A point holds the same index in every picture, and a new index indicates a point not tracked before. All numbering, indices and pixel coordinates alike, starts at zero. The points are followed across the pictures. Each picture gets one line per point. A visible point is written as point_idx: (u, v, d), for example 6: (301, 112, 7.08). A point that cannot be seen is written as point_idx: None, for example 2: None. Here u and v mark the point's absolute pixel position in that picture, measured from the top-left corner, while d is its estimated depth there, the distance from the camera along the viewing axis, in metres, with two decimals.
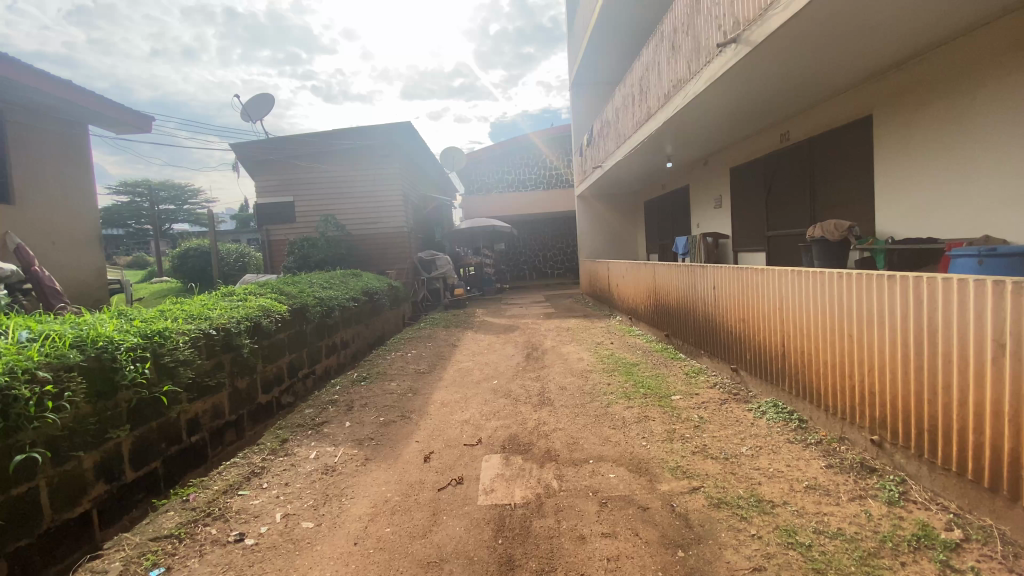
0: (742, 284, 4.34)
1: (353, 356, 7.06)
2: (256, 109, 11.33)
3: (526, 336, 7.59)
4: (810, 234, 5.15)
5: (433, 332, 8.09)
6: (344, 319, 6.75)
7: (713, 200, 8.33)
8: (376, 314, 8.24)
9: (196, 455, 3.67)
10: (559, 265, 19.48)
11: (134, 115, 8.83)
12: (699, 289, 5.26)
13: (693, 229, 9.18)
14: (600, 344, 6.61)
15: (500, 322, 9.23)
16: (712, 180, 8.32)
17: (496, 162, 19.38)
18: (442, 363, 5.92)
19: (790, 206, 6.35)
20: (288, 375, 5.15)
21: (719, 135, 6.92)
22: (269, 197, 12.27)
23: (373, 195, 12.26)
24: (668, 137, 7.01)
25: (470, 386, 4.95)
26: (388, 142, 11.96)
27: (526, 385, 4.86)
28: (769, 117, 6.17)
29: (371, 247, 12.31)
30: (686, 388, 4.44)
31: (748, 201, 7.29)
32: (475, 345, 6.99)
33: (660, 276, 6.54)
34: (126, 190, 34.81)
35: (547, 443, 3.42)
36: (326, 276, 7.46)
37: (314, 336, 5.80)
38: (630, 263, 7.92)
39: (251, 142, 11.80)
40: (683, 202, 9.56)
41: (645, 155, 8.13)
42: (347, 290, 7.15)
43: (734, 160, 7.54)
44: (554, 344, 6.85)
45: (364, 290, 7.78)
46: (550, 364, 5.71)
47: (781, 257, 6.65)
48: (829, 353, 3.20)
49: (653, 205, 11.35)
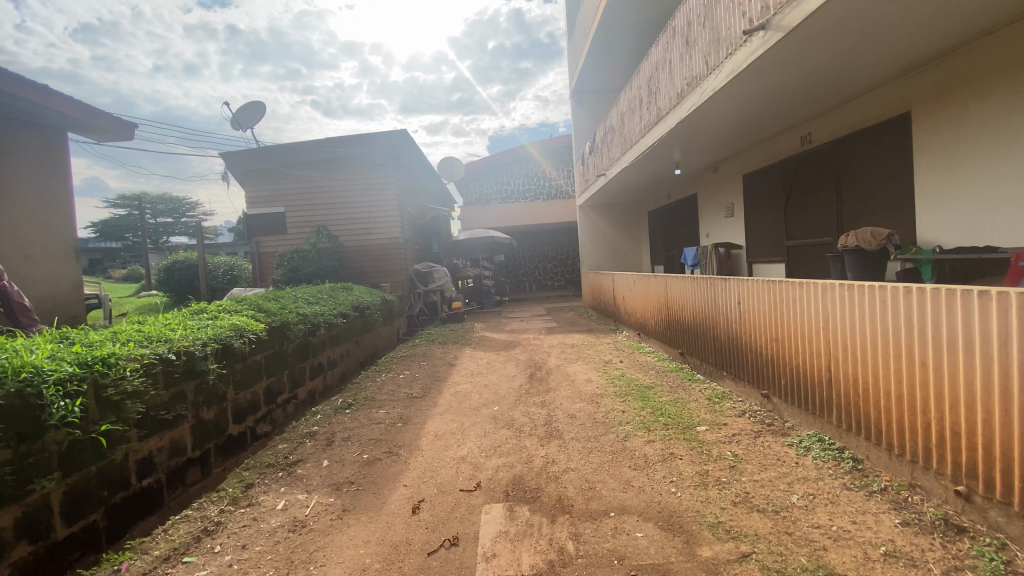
0: (773, 298, 3.85)
1: (341, 376, 6.55)
2: (246, 117, 10.93)
3: (527, 353, 7.08)
4: (841, 244, 4.70)
5: (428, 350, 7.57)
6: (331, 336, 6.25)
7: (724, 208, 7.88)
8: (367, 331, 7.73)
9: (150, 502, 3.14)
10: (560, 277, 19.02)
11: (117, 122, 8.40)
12: (720, 303, 4.77)
13: (703, 239, 8.72)
14: (608, 363, 6.11)
15: (500, 338, 8.71)
16: (723, 187, 7.88)
17: (496, 173, 19.05)
18: (437, 386, 5.41)
19: (813, 214, 5.91)
20: (264, 402, 4.62)
21: (734, 137, 6.48)
22: (259, 208, 11.83)
23: (368, 206, 11.83)
24: (679, 140, 6.57)
25: (467, 414, 4.44)
26: (383, 151, 11.55)
27: (529, 412, 4.35)
28: (790, 117, 5.73)
29: (365, 259, 11.84)
30: (711, 417, 3.94)
31: (764, 209, 6.85)
32: (473, 365, 6.47)
33: (672, 290, 6.03)
34: (123, 203, 34.38)
35: (558, 489, 2.91)
36: (313, 290, 6.97)
37: (296, 357, 5.28)
38: (638, 276, 7.44)
39: (242, 151, 11.40)
40: (691, 211, 9.13)
41: (653, 161, 7.69)
42: (334, 305, 6.65)
43: (748, 166, 7.10)
44: (559, 362, 6.35)
45: (354, 305, 7.28)
46: (556, 385, 5.20)
47: (803, 269, 6.18)
48: (892, 382, 2.71)
49: (658, 215, 10.90)
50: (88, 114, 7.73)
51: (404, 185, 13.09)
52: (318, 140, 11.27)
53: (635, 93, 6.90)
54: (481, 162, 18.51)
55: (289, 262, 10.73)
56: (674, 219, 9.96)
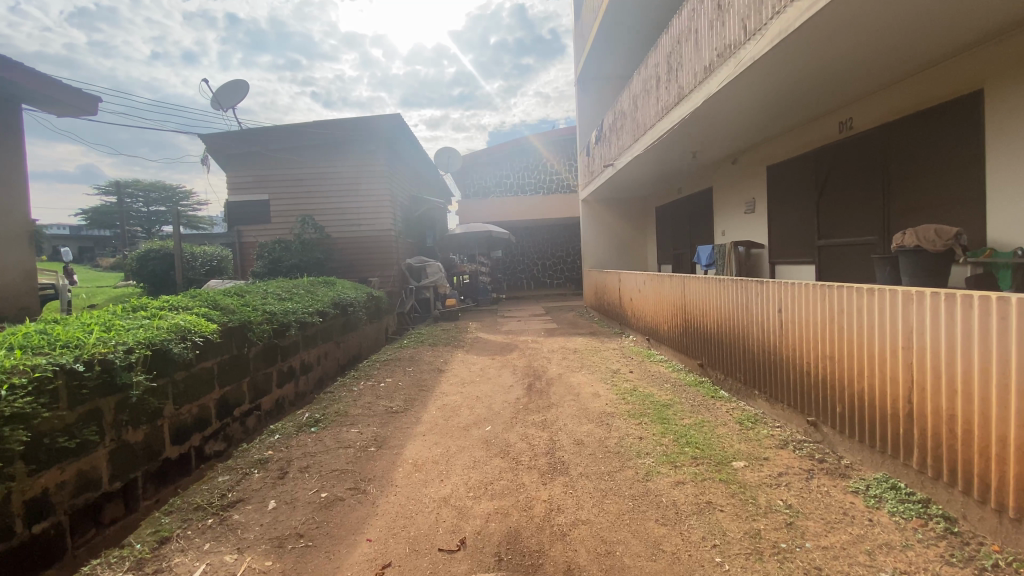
0: (827, 305, 3.17)
1: (317, 381, 5.87)
2: (227, 97, 10.17)
3: (524, 359, 6.39)
4: (896, 243, 4.05)
5: (416, 352, 6.87)
6: (305, 338, 5.56)
7: (744, 203, 7.21)
8: (349, 330, 7.04)
9: (46, 553, 2.46)
10: (560, 275, 18.34)
11: (81, 97, 7.66)
12: (753, 310, 4.09)
13: (717, 236, 8.05)
14: (616, 373, 5.43)
15: (495, 340, 8.02)
16: (743, 180, 7.20)
17: (495, 166, 18.34)
18: (422, 397, 4.72)
19: (851, 210, 5.25)
20: (215, 417, 3.94)
21: (762, 122, 5.81)
22: (242, 195, 11.08)
23: (358, 195, 11.11)
24: (700, 125, 5.90)
25: (455, 436, 3.75)
26: (376, 137, 10.83)
27: (528, 436, 3.66)
28: (830, 98, 5.06)
29: (353, 252, 11.12)
30: (747, 450, 3.29)
31: (791, 204, 6.19)
32: (465, 372, 5.78)
33: (692, 293, 5.35)
34: (112, 192, 33.40)
35: (567, 553, 2.22)
36: (288, 285, 6.27)
37: (259, 362, 4.59)
38: (648, 275, 6.75)
39: (223, 133, 10.61)
40: (705, 207, 8.45)
41: (668, 151, 7.00)
42: (311, 303, 5.95)
43: (774, 157, 6.42)
44: (561, 371, 5.67)
45: (335, 302, 6.55)
46: (559, 400, 4.52)
47: (837, 271, 5.51)
48: (1006, 425, 2.04)
49: (666, 210, 10.23)
50: (38, 82, 6.89)
51: (398, 175, 12.36)
52: (306, 124, 10.52)
53: (652, 72, 6.22)
54: (479, 154, 17.75)
55: (270, 252, 9.99)
56: (685, 215, 9.29)
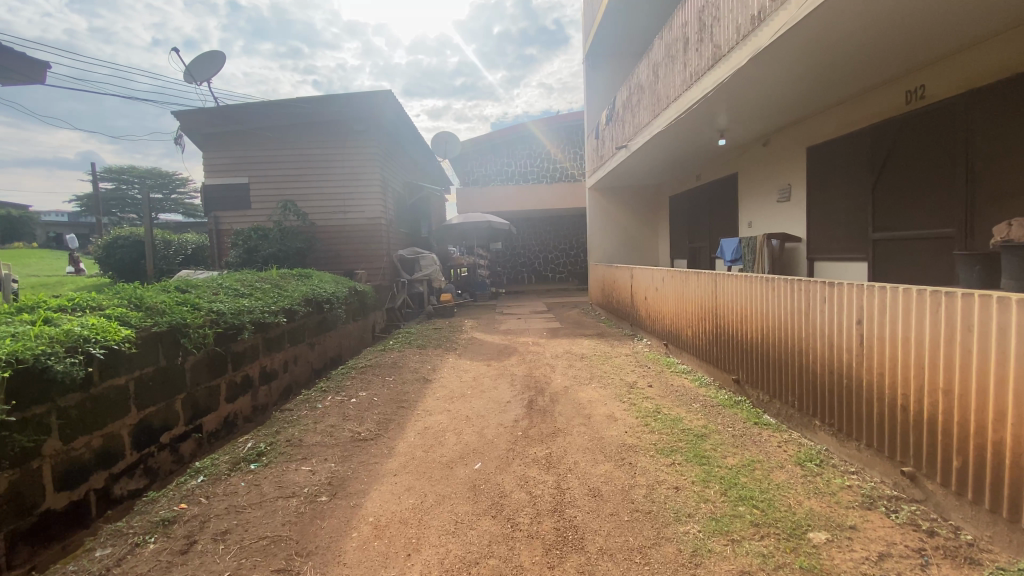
0: (941, 319, 2.29)
1: (282, 391, 5.05)
2: (200, 69, 9.25)
3: (523, 367, 5.54)
4: (1000, 238, 3.22)
5: (400, 355, 6.02)
6: (264, 341, 4.70)
7: (776, 191, 6.34)
8: (326, 330, 6.21)
9: None
10: (563, 268, 17.47)
11: (25, 62, 6.66)
12: (815, 319, 3.21)
13: (743, 228, 7.18)
14: (632, 388, 4.59)
15: (493, 341, 7.18)
16: (778, 164, 6.30)
17: (495, 153, 17.37)
18: (399, 418, 3.87)
19: (919, 197, 4.40)
20: (130, 448, 3.11)
21: (807, 92, 4.94)
22: (220, 178, 10.20)
23: (346, 179, 10.22)
24: (735, 95, 5.03)
25: (433, 478, 2.90)
26: (366, 117, 9.89)
27: (529, 481, 2.81)
28: (897, 62, 4.19)
29: (339, 242, 10.24)
30: (823, 512, 2.45)
31: (836, 190, 5.33)
32: (456, 383, 4.92)
33: (728, 296, 4.46)
34: (106, 177, 32.30)
35: None
36: (253, 278, 5.43)
37: (199, 374, 3.76)
38: (667, 272, 5.90)
39: (197, 110, 9.68)
40: (729, 196, 7.57)
41: (693, 129, 6.11)
42: (275, 300, 5.08)
43: (818, 136, 5.55)
44: (567, 383, 4.81)
45: (307, 298, 5.68)
46: (566, 425, 3.67)
47: (898, 270, 4.67)
48: None
49: (681, 199, 9.34)
50: None
51: (390, 158, 11.45)
52: (288, 100, 9.58)
53: (678, 33, 5.34)
54: (479, 140, 16.77)
55: (245, 240, 8.92)
56: (704, 205, 8.41)
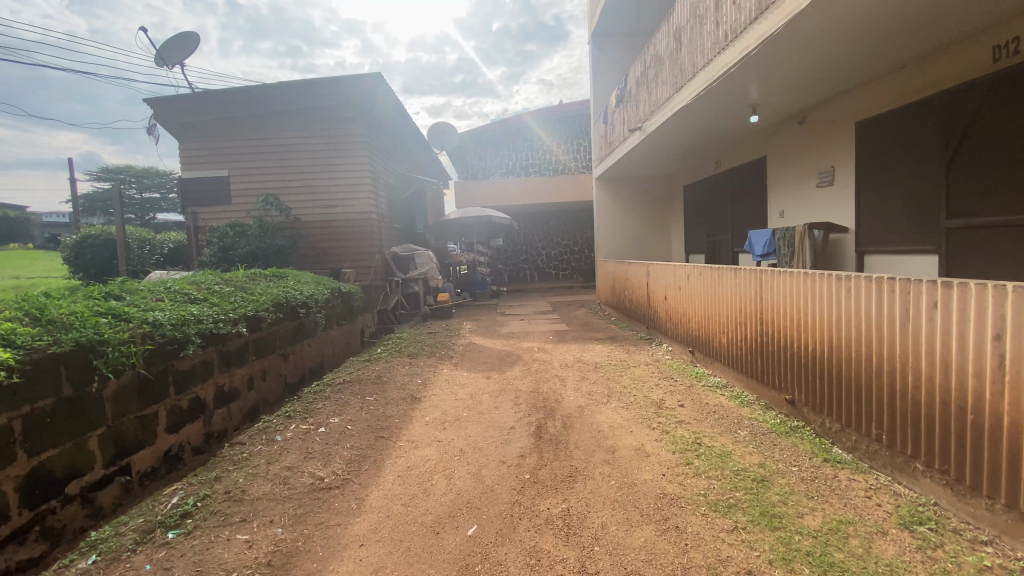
0: None
1: (246, 412, 4.30)
2: (172, 52, 8.47)
3: (528, 380, 4.76)
4: None
5: (387, 365, 5.25)
6: (220, 355, 3.94)
7: (815, 175, 5.56)
8: (304, 338, 5.44)
9: None
10: (567, 265, 16.68)
11: None
12: (916, 328, 2.43)
13: (773, 219, 6.41)
14: (660, 409, 3.81)
15: (493, 348, 6.41)
16: (818, 143, 5.52)
17: (495, 144, 16.53)
18: (376, 454, 3.11)
19: (1009, 176, 3.62)
20: (17, 507, 2.35)
21: (865, 53, 4.15)
22: (198, 170, 9.44)
23: (333, 170, 9.45)
24: (777, 58, 4.25)
25: (414, 550, 2.15)
26: (354, 102, 9.11)
27: (541, 560, 2.04)
28: (985, 10, 3.42)
29: (327, 239, 9.48)
30: None
31: (895, 171, 4.54)
32: (450, 402, 4.16)
33: (777, 297, 3.67)
34: (109, 176, 31.53)
35: None
36: (214, 280, 4.67)
37: (125, 402, 3.01)
38: (692, 268, 5.13)
39: (170, 96, 8.91)
40: (756, 181, 6.78)
41: (720, 104, 5.34)
42: (235, 306, 4.31)
43: (873, 109, 4.76)
44: (582, 402, 4.04)
45: (278, 302, 4.91)
46: (585, 463, 2.89)
47: (980, 265, 3.89)
48: None
49: (698, 188, 8.55)
50: None
51: (382, 150, 10.69)
52: (271, 84, 8.81)
53: None
54: (480, 130, 15.91)
55: (221, 237, 8.12)
56: (725, 193, 7.62)
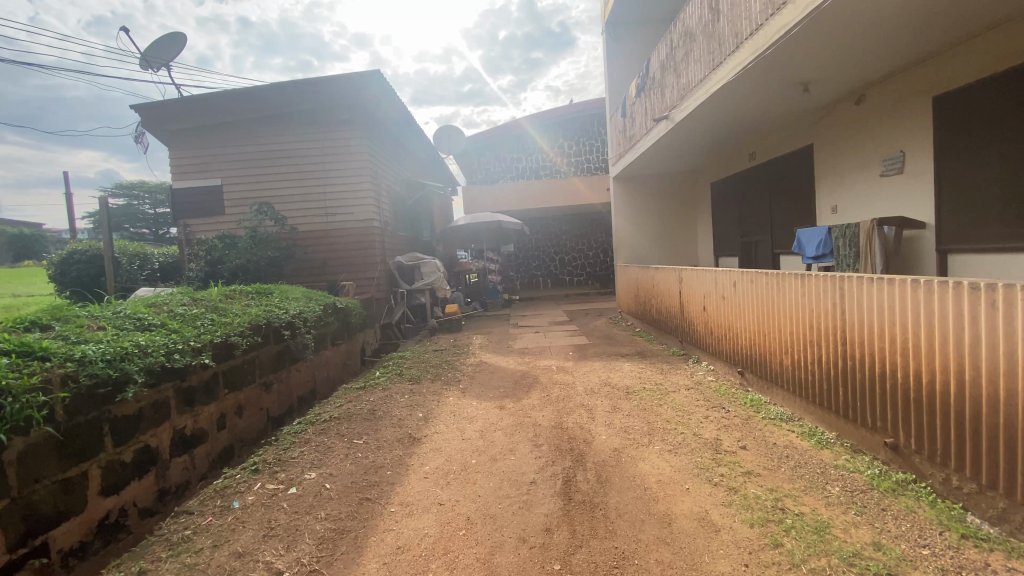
0: None
1: (215, 457, 3.61)
2: (157, 54, 7.93)
3: (548, 411, 4.01)
4: None
5: (386, 394, 4.54)
6: (178, 393, 3.26)
7: (880, 162, 4.76)
8: (290, 363, 4.77)
9: None
10: (581, 271, 15.93)
11: None
12: None
13: (823, 215, 5.62)
14: (717, 454, 3.03)
15: (506, 368, 5.68)
16: (882, 125, 4.71)
17: (505, 146, 15.76)
18: (358, 529, 2.39)
19: None
20: None
21: (953, 10, 3.38)
22: (190, 180, 8.90)
23: (331, 176, 8.83)
24: (842, 21, 3.51)
25: None
26: (353, 103, 8.49)
27: None
28: None
29: (327, 250, 8.85)
30: None
31: (987, 153, 3.75)
32: (455, 445, 3.42)
33: (863, 310, 2.88)
34: (122, 192, 31.34)
35: None
36: (179, 302, 4.00)
37: (37, 466, 2.33)
38: (737, 274, 4.36)
39: (157, 103, 8.37)
40: (800, 174, 5.99)
41: (765, 81, 4.57)
42: (199, 331, 3.62)
43: (953, 81, 3.97)
44: (616, 442, 3.30)
45: (256, 324, 4.23)
46: (634, 546, 2.15)
47: None
48: None
49: (728, 185, 7.77)
50: None
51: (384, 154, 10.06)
52: (263, 86, 8.23)
53: None
54: (489, 132, 15.12)
55: (210, 250, 7.57)
56: (761, 188, 6.83)
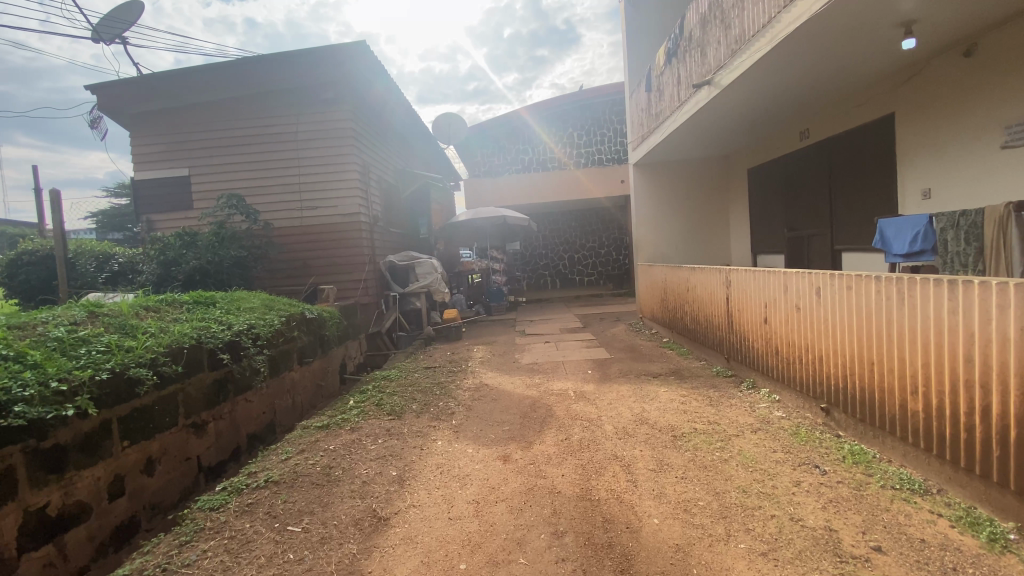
0: None
1: (105, 538, 2.57)
2: (108, 25, 6.90)
3: (570, 468, 2.90)
4: None
5: (354, 437, 3.45)
6: (31, 459, 2.23)
7: (999, 130, 3.63)
8: (234, 393, 3.70)
9: None
10: (592, 270, 14.83)
11: None
12: None
13: (908, 202, 4.50)
14: (843, 566, 1.93)
15: (513, 392, 4.60)
16: (1002, 82, 3.59)
17: (509, 137, 14.62)
18: None
19: None
20: None
21: None
22: (155, 170, 7.89)
23: (313, 165, 7.77)
24: None
25: None
26: (336, 80, 7.43)
27: None
28: None
29: (308, 249, 7.80)
30: None
31: None
32: (437, 531, 2.32)
33: None
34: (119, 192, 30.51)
35: None
36: (67, 322, 2.97)
37: None
38: (822, 276, 3.26)
39: (114, 82, 7.36)
40: (874, 151, 4.86)
41: (850, 23, 3.46)
42: (79, 365, 2.59)
43: None
44: (678, 531, 2.21)
45: (176, 349, 3.19)
46: None
47: None
48: None
49: (771, 169, 6.64)
50: None
51: (377, 142, 9.00)
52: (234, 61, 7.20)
53: None
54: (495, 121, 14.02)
55: (163, 250, 6.52)
56: (817, 171, 5.70)
